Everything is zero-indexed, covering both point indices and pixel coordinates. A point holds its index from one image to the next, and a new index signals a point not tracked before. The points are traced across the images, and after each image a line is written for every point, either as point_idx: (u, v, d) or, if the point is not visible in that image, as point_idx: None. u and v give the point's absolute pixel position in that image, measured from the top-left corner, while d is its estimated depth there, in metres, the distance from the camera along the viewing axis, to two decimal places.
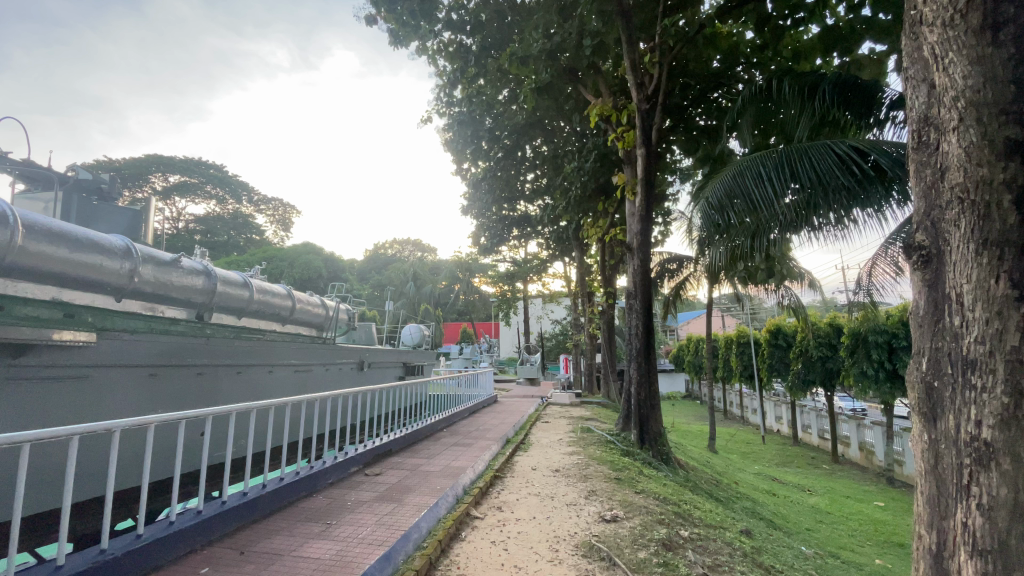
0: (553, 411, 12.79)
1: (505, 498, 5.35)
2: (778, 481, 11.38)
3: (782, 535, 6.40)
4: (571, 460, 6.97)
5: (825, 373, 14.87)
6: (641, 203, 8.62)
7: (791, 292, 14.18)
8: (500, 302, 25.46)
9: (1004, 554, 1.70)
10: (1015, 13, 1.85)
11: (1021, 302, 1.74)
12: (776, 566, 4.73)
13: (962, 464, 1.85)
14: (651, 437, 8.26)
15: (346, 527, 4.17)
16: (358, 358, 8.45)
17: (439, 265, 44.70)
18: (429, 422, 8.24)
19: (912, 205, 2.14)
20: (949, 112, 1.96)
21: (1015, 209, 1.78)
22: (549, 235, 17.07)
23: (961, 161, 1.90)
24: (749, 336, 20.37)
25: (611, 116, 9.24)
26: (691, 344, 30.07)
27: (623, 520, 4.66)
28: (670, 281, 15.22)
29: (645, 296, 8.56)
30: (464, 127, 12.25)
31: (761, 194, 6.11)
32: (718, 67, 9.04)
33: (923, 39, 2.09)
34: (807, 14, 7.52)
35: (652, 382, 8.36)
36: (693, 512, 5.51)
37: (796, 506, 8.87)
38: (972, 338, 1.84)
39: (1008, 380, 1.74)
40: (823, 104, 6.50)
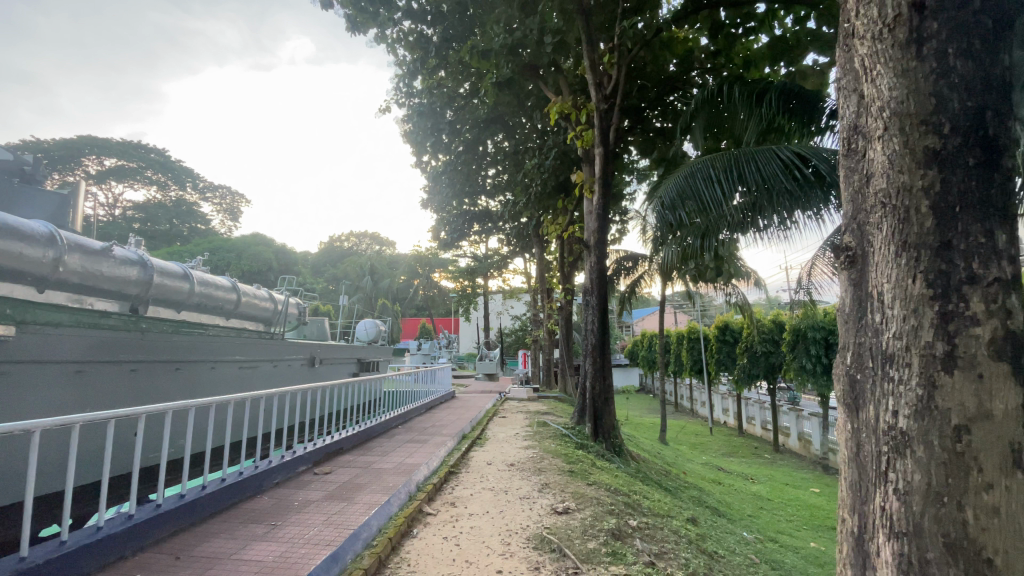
0: (511, 406, 12.87)
1: (459, 493, 5.33)
2: (724, 470, 11.93)
3: (726, 522, 6.70)
4: (526, 454, 7.02)
5: (768, 367, 15.69)
6: (598, 201, 8.77)
7: (739, 290, 14.85)
8: (460, 297, 25.31)
9: (918, 536, 1.82)
10: (937, 28, 1.96)
11: (937, 300, 1.86)
12: (718, 551, 4.96)
13: (881, 452, 1.98)
14: (605, 430, 8.43)
15: (292, 527, 4.04)
16: (309, 354, 8.18)
17: (397, 259, 43.94)
18: (383, 419, 8.09)
19: (842, 208, 2.27)
20: (876, 121, 2.09)
21: (931, 213, 1.90)
22: (509, 231, 17.10)
23: (885, 168, 2.03)
24: (699, 333, 21.20)
25: (571, 114, 9.32)
26: (645, 340, 30.99)
27: (574, 512, 4.75)
28: (626, 278, 15.59)
29: (601, 293, 8.72)
30: (424, 120, 12.05)
31: (710, 195, 6.37)
32: (674, 71, 9.29)
33: (855, 51, 2.21)
34: (757, 24, 7.85)
35: (606, 376, 8.54)
36: (642, 502, 5.68)
37: (740, 494, 9.32)
38: (891, 334, 1.97)
39: (921, 373, 1.86)
40: (770, 110, 6.81)
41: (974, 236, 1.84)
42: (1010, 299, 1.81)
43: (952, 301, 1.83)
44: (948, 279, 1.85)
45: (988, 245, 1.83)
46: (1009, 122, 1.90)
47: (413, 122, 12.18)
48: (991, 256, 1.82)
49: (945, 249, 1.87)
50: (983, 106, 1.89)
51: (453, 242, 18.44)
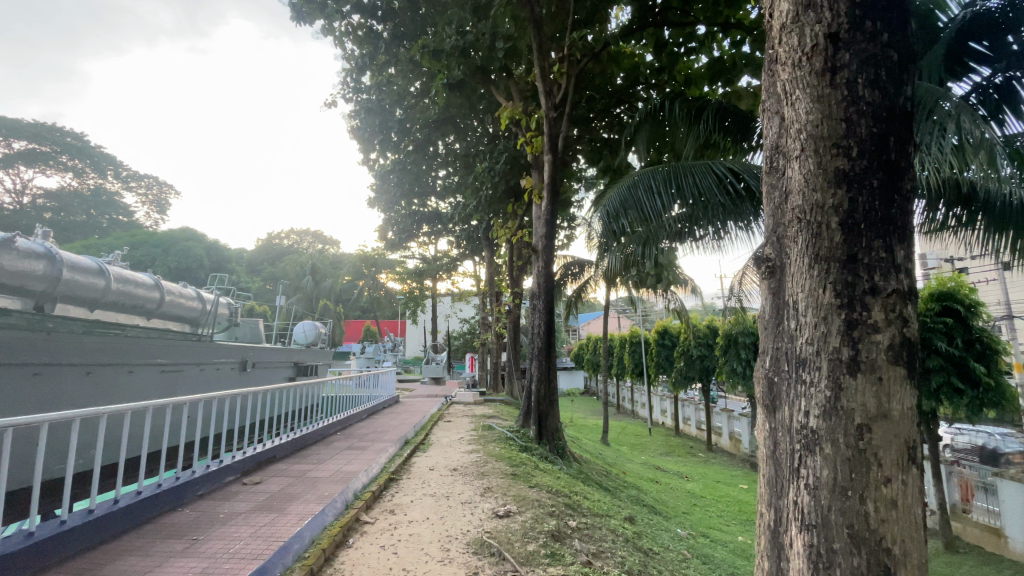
0: (456, 410, 12.75)
1: (398, 500, 5.21)
2: (661, 469, 12.41)
3: (661, 519, 6.95)
4: (469, 458, 6.98)
5: (702, 370, 16.50)
6: (547, 207, 8.90)
7: (678, 297, 15.55)
8: (407, 299, 24.83)
9: (825, 527, 1.96)
10: (849, 59, 2.14)
11: (844, 309, 2.03)
12: (653, 548, 5.14)
13: (795, 450, 2.12)
14: (549, 432, 8.54)
15: (216, 541, 3.79)
16: (240, 358, 7.73)
17: (342, 258, 42.52)
18: (321, 425, 7.77)
19: (765, 222, 2.43)
20: (794, 142, 2.25)
21: (839, 229, 2.07)
22: (458, 233, 17.02)
23: (802, 186, 2.19)
24: (641, 337, 22.01)
25: (521, 120, 9.39)
26: (590, 343, 31.73)
27: (516, 515, 4.77)
28: (573, 283, 15.90)
29: (547, 297, 8.83)
30: (371, 117, 11.76)
31: (651, 207, 6.58)
32: (621, 84, 9.61)
33: (778, 76, 2.37)
34: (698, 45, 8.25)
35: (551, 379, 8.64)
36: (582, 502, 5.79)
37: (676, 492, 9.72)
38: (804, 340, 2.12)
39: (830, 377, 2.02)
40: (707, 128, 7.18)
41: (876, 251, 2.03)
42: (906, 308, 2.00)
43: (856, 310, 2.01)
44: (853, 289, 2.02)
45: (889, 260, 2.02)
46: (908, 149, 2.10)
47: (360, 118, 11.85)
48: (890, 270, 2.01)
49: (851, 262, 2.04)
50: (886, 133, 2.08)
51: (401, 243, 18.08)
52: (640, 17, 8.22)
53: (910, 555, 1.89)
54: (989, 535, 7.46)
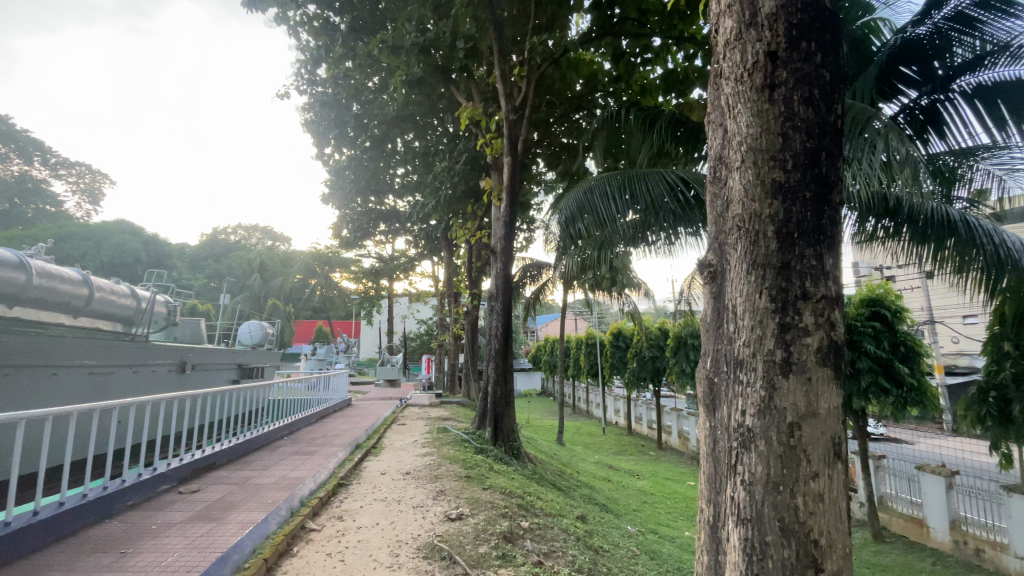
0: (411, 412, 12.56)
1: (347, 506, 5.06)
2: (614, 468, 12.68)
3: (613, 517, 7.10)
4: (422, 461, 6.88)
5: (654, 371, 16.99)
6: (506, 209, 8.92)
7: (632, 300, 15.96)
8: (362, 299, 24.23)
9: (758, 521, 2.06)
10: (786, 77, 2.26)
11: (777, 312, 2.14)
12: (603, 546, 5.24)
13: (732, 446, 2.22)
14: (504, 433, 8.54)
15: (148, 554, 3.56)
16: (179, 359, 7.30)
17: (293, 256, 41.01)
18: (267, 430, 7.45)
19: (708, 228, 2.54)
20: (736, 154, 2.36)
21: (775, 237, 2.19)
22: (416, 232, 16.77)
23: (742, 196, 2.29)
24: (596, 338, 22.48)
25: (480, 121, 9.36)
26: (548, 344, 32.07)
27: (468, 517, 4.74)
28: (531, 285, 16.00)
29: (505, 298, 8.85)
30: (327, 110, 11.40)
31: (606, 211, 6.69)
32: (580, 90, 9.78)
33: (722, 89, 2.48)
34: (653, 56, 8.49)
35: (508, 381, 8.65)
36: (535, 502, 5.82)
37: (627, 490, 9.96)
38: (742, 342, 2.22)
39: (764, 378, 2.13)
40: (660, 136, 7.40)
41: (808, 259, 2.15)
42: (833, 314, 2.13)
43: (789, 314, 2.12)
44: (787, 294, 2.14)
45: (819, 267, 2.15)
46: (838, 163, 2.25)
47: (315, 111, 11.46)
48: (820, 276, 2.14)
49: (784, 269, 2.16)
50: (819, 148, 2.22)
51: (356, 241, 17.61)
52: (600, 26, 8.39)
53: (835, 546, 2.00)
54: (911, 524, 8.07)
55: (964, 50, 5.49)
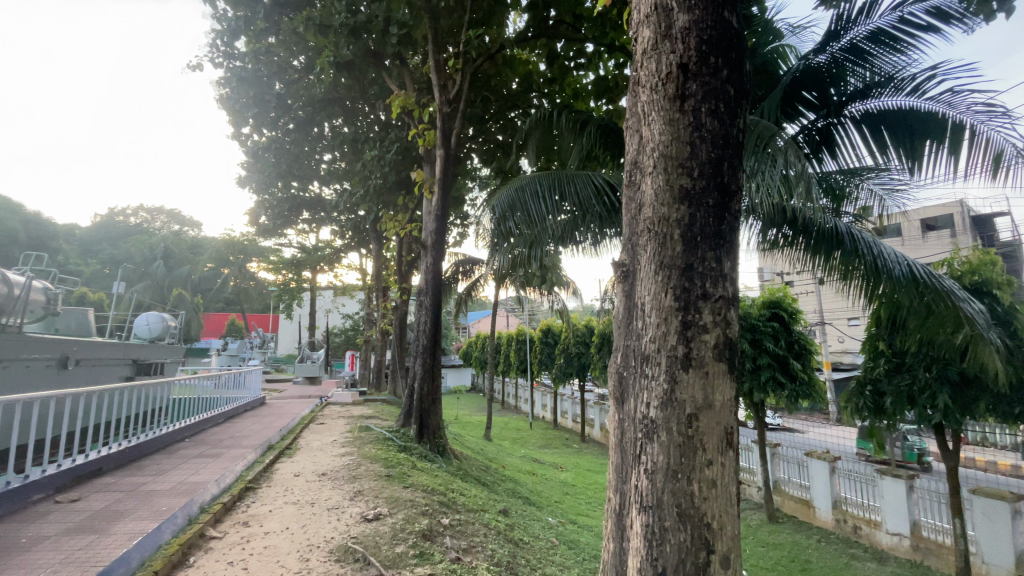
0: (332, 410, 12.02)
1: (254, 511, 4.75)
2: (538, 461, 12.93)
3: (535, 510, 7.25)
4: (340, 462, 6.61)
5: (580, 366, 17.58)
6: (437, 202, 8.78)
7: (561, 298, 16.34)
8: (281, 292, 22.88)
9: (659, 507, 2.18)
10: (696, 89, 2.40)
11: (681, 310, 2.27)
12: (524, 539, 5.32)
13: (637, 437, 2.33)
14: (429, 431, 8.40)
15: (13, 572, 3.13)
16: (61, 354, 6.47)
17: (205, 243, 37.85)
18: (165, 432, 6.81)
19: (623, 230, 2.66)
20: (649, 159, 2.48)
21: (680, 240, 2.33)
22: (343, 222, 16.09)
23: (653, 200, 2.42)
24: (525, 334, 22.85)
25: (413, 110, 9.09)
26: (479, 340, 32.11)
27: (386, 517, 4.62)
28: (463, 280, 15.89)
29: (435, 294, 8.71)
30: (245, 87, 10.50)
31: (536, 210, 6.74)
32: (515, 89, 9.89)
33: (640, 96, 2.59)
34: (586, 61, 8.69)
35: (434, 377, 8.53)
36: (458, 499, 5.79)
37: (550, 482, 10.21)
38: (648, 338, 2.34)
39: (667, 372, 2.25)
40: (589, 140, 7.61)
41: (708, 262, 2.30)
42: (729, 313, 2.29)
43: (690, 312, 2.26)
44: (689, 293, 2.28)
45: (718, 269, 2.30)
46: (738, 174, 2.42)
47: (231, 87, 10.59)
48: (718, 278, 2.30)
49: (687, 270, 2.30)
50: (721, 158, 2.38)
51: (276, 229, 16.53)
52: (536, 26, 8.46)
53: (725, 528, 2.16)
54: (801, 505, 8.96)
55: (855, 79, 6.11)
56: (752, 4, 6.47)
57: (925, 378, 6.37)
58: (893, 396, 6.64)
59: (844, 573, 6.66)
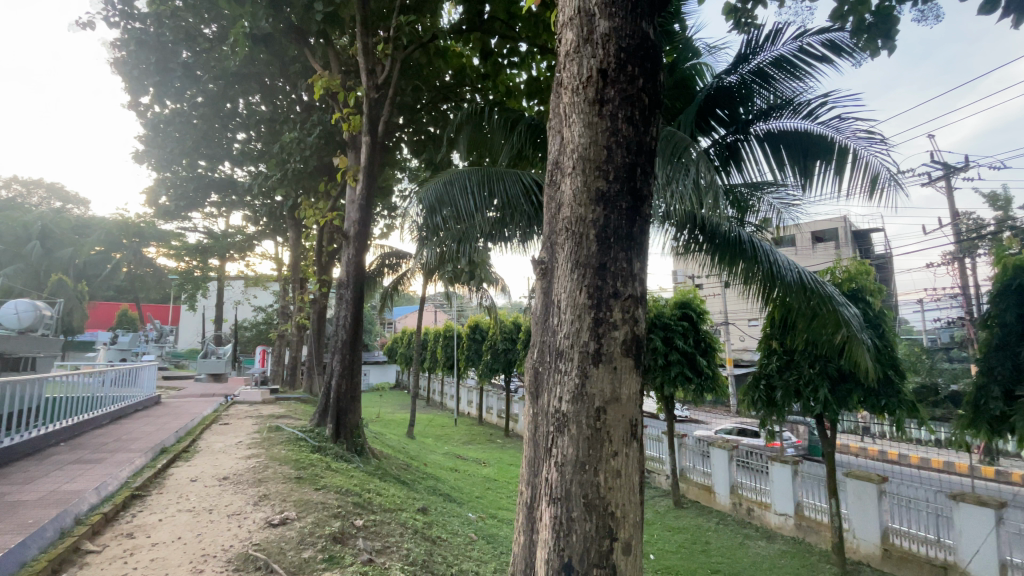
0: (238, 410, 11.16)
1: (140, 521, 4.29)
2: (461, 457, 12.89)
3: (455, 506, 7.22)
4: (245, 465, 6.15)
5: (506, 362, 17.78)
6: (362, 191, 8.43)
7: (490, 294, 16.37)
8: (184, 280, 20.92)
9: (567, 498, 2.24)
10: (613, 95, 2.48)
11: (593, 307, 2.36)
12: (441, 536, 5.28)
13: (549, 431, 2.39)
14: (346, 430, 8.04)
15: None
16: None
17: (91, 223, 33.61)
18: (37, 435, 5.98)
19: (542, 228, 2.71)
20: (569, 160, 2.54)
21: (595, 240, 2.41)
22: (258, 208, 15.00)
23: (571, 200, 2.49)
24: (453, 330, 22.74)
25: (338, 93, 8.64)
26: (405, 336, 31.35)
27: (294, 522, 4.38)
28: (389, 274, 15.45)
29: (356, 287, 8.36)
30: (144, 52, 9.45)
31: (465, 205, 6.64)
32: (448, 82, 9.73)
33: (562, 98, 2.65)
34: (519, 60, 8.60)
35: (353, 374, 8.21)
36: (374, 499, 5.60)
37: (473, 478, 10.22)
38: (563, 334, 2.40)
39: (579, 366, 2.33)
40: (520, 140, 7.63)
41: (620, 262, 2.40)
42: (637, 311, 2.41)
43: (601, 310, 2.35)
44: (601, 292, 2.37)
45: (628, 269, 2.41)
46: (650, 179, 2.54)
47: (127, 49, 9.37)
48: (629, 278, 2.40)
49: (601, 269, 2.38)
50: (635, 164, 2.48)
51: (178, 212, 15.02)
52: (470, 19, 8.35)
53: (629, 516, 2.25)
54: (703, 491, 9.68)
55: (760, 100, 6.63)
56: (673, 21, 6.87)
57: (810, 373, 7.11)
58: (783, 390, 7.35)
59: (738, 552, 7.29)
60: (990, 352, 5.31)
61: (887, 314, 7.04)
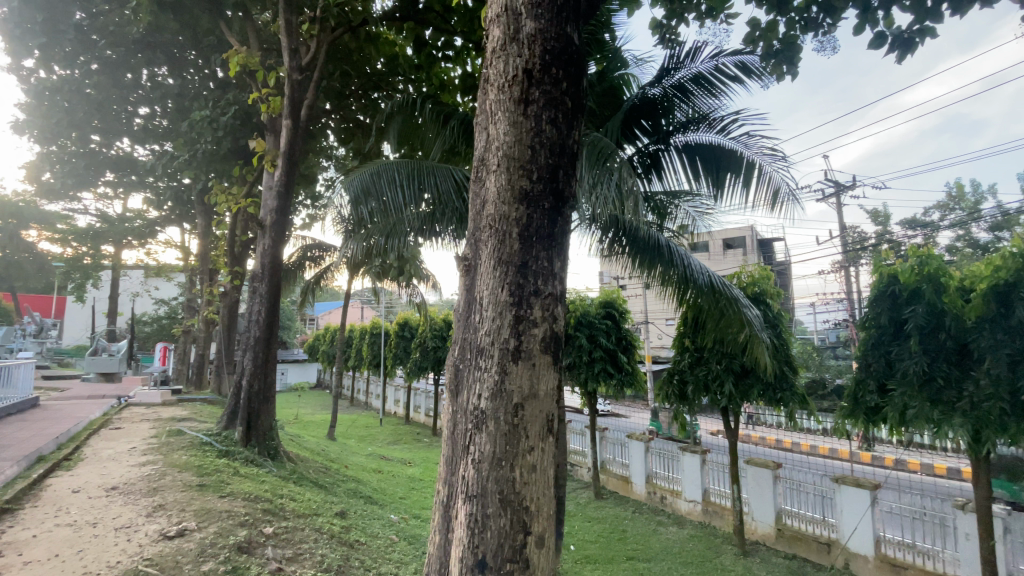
0: (132, 413, 10.11)
1: (7, 538, 3.76)
2: (385, 458, 12.56)
3: (377, 509, 7.01)
4: (139, 472, 5.58)
5: (435, 361, 17.55)
6: (281, 178, 7.93)
7: (420, 291, 16.07)
8: (71, 269, 18.65)
9: (483, 495, 2.25)
10: (538, 96, 2.52)
11: (514, 305, 2.37)
12: (360, 540, 5.10)
13: (468, 428, 2.38)
14: (258, 433, 7.54)
15: None
16: None
17: None
18: None
19: (467, 224, 2.69)
20: (494, 157, 2.55)
21: (517, 239, 2.43)
22: (163, 191, 13.71)
23: (495, 197, 2.50)
24: (381, 327, 22.10)
25: (257, 72, 8.07)
26: (328, 334, 30.03)
27: (194, 533, 4.03)
28: (311, 267, 14.71)
29: (272, 280, 7.86)
30: (30, 10, 8.25)
31: (393, 198, 6.42)
32: (380, 70, 9.41)
33: (488, 95, 2.65)
34: (453, 54, 8.39)
35: (267, 373, 7.73)
36: (286, 504, 5.28)
37: (397, 478, 10.01)
38: (485, 331, 2.40)
39: (498, 364, 2.34)
40: (452, 135, 7.51)
41: (541, 261, 2.43)
42: (556, 309, 2.46)
43: (521, 307, 2.37)
44: (522, 290, 2.39)
45: (549, 269, 2.45)
46: (571, 181, 2.60)
47: None
48: (549, 276, 2.45)
49: (522, 267, 2.41)
50: (557, 166, 2.53)
51: (65, 191, 13.34)
52: (404, 7, 8.12)
53: (543, 511, 2.29)
54: (622, 482, 10.13)
55: (680, 114, 7.01)
56: (603, 31, 7.11)
57: (717, 369, 7.66)
58: (694, 385, 7.87)
59: (651, 538, 7.71)
60: (868, 350, 6.00)
61: (783, 316, 7.74)
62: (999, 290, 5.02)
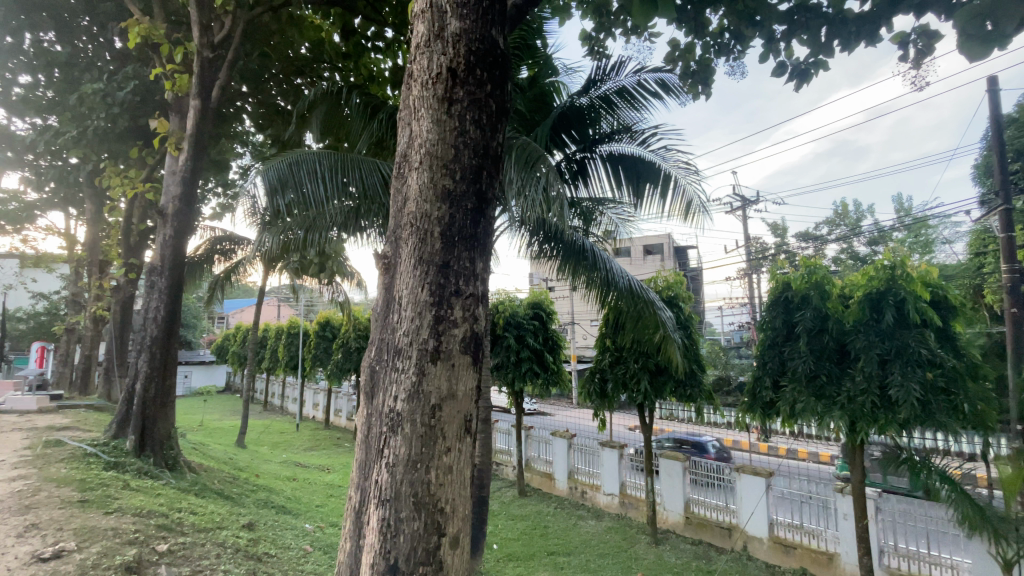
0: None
1: None
2: (300, 465, 11.92)
3: (289, 518, 6.64)
4: (4, 489, 4.88)
5: (358, 362, 16.97)
6: (187, 163, 7.28)
7: (343, 289, 15.45)
8: None
9: (397, 499, 2.20)
10: (462, 96, 2.51)
11: (434, 305, 2.35)
12: (270, 552, 4.81)
13: (382, 431, 2.32)
14: (153, 441, 6.86)
15: None
16: None
17: None
18: None
19: (388, 222, 2.63)
20: (416, 155, 2.51)
21: (439, 238, 2.40)
22: (43, 171, 12.07)
23: (417, 195, 2.46)
24: (299, 327, 20.97)
25: (162, 45, 7.34)
26: (240, 333, 27.98)
27: (72, 554, 3.60)
28: (222, 262, 13.65)
29: (174, 274, 7.19)
30: None
31: (313, 191, 6.08)
32: (304, 55, 8.92)
33: (412, 90, 2.60)
34: (383, 45, 8.12)
35: (166, 375, 7.07)
36: (186, 519, 4.84)
37: (313, 486, 9.53)
38: (403, 331, 2.36)
39: (416, 365, 2.30)
40: (380, 128, 7.21)
41: (463, 261, 2.43)
42: (477, 309, 2.46)
43: (442, 307, 2.35)
44: (443, 289, 2.37)
45: (470, 269, 2.45)
46: (495, 182, 2.62)
47: None
48: (470, 277, 2.44)
49: (444, 268, 2.39)
50: (481, 166, 2.54)
51: None
52: None
53: (458, 510, 2.28)
54: (545, 479, 10.35)
55: (606, 124, 7.30)
56: (535, 37, 7.26)
57: (634, 368, 8.06)
58: (613, 382, 8.24)
59: (572, 532, 7.95)
60: (765, 350, 6.59)
61: (694, 319, 8.29)
62: (872, 297, 5.70)
